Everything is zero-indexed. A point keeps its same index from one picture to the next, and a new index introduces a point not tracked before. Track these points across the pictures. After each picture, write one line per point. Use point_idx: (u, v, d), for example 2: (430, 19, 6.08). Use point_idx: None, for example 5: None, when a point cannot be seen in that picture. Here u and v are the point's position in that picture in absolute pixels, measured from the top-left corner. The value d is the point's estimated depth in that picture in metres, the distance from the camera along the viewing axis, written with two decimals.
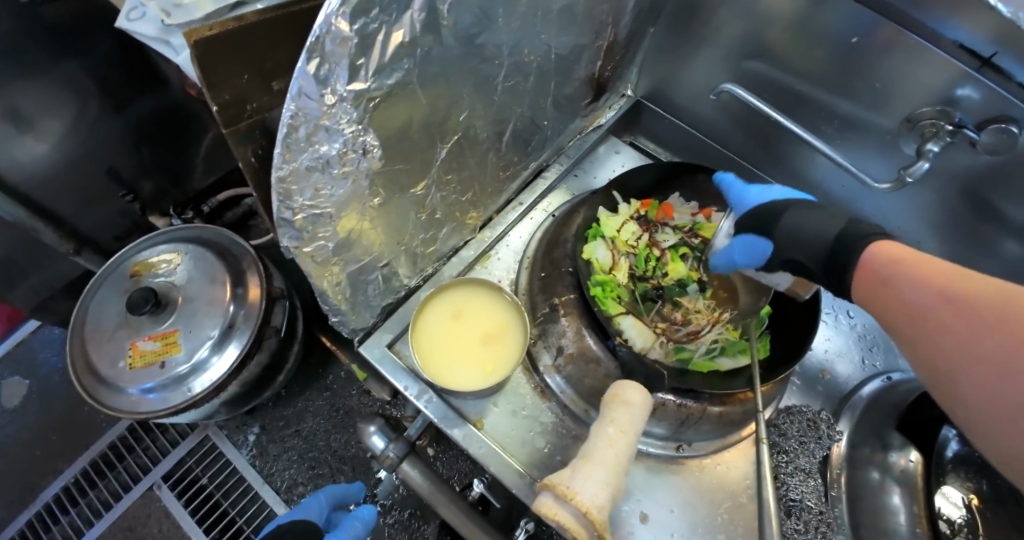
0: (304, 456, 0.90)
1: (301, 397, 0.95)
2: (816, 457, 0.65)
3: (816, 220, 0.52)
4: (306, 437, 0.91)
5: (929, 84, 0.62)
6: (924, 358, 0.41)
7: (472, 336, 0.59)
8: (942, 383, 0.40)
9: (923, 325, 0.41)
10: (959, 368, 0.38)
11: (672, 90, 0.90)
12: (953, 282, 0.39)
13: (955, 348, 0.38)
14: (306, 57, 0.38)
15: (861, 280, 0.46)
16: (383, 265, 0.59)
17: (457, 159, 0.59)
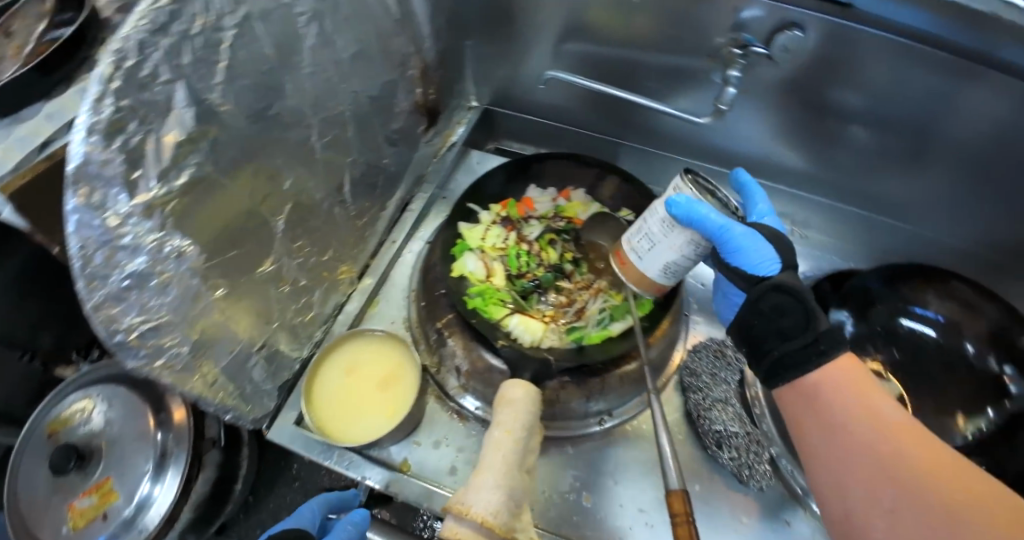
0: None
1: (269, 497, 0.93)
2: (732, 384, 0.68)
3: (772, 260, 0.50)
4: None
5: (721, 16, 0.70)
6: (810, 420, 0.42)
7: (368, 386, 0.60)
8: (819, 448, 0.42)
9: (819, 396, 0.42)
10: (860, 459, 0.39)
11: (516, 91, 0.91)
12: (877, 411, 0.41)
13: (857, 430, 0.40)
14: (71, 190, 0.39)
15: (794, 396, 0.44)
16: (262, 347, 0.59)
17: (300, 224, 0.60)
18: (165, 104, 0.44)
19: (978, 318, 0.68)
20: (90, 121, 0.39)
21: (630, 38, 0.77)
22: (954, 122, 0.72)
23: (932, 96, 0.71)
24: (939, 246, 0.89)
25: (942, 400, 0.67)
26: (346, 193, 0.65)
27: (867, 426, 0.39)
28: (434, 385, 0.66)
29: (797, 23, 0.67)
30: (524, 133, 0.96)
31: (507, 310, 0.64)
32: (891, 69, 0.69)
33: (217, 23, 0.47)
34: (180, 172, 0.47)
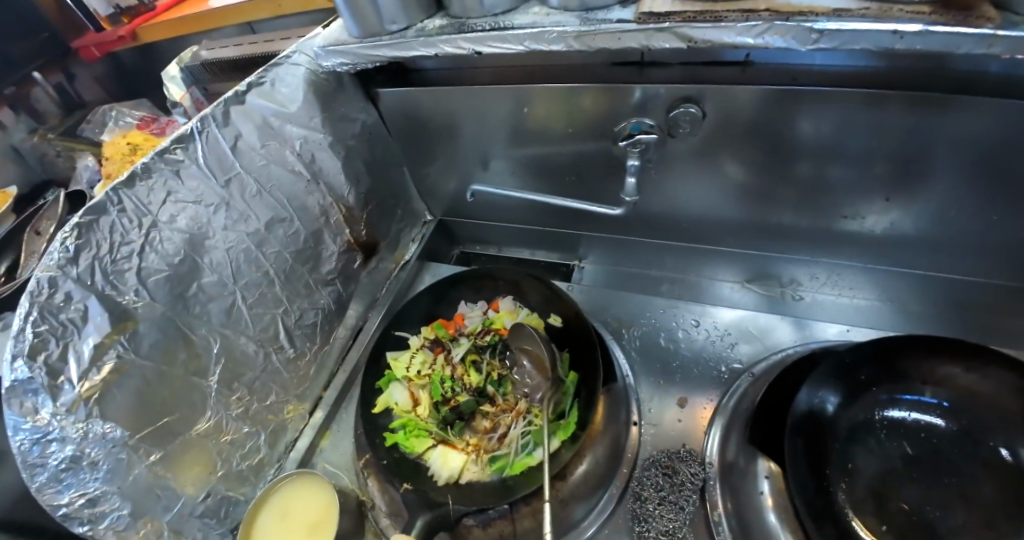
0: None
1: None
2: (688, 507, 0.59)
3: None
4: None
5: (613, 107, 0.67)
6: None
7: (298, 531, 0.62)
8: None
9: None
10: None
11: (459, 203, 0.94)
12: None
13: None
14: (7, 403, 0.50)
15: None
16: (206, 497, 0.64)
17: (235, 378, 0.67)
18: (81, 316, 0.53)
19: (993, 396, 0.55)
20: (15, 351, 0.50)
21: (537, 138, 0.76)
22: (944, 143, 0.59)
23: (900, 129, 0.59)
24: (970, 287, 0.73)
25: (976, 513, 0.51)
26: (282, 340, 0.71)
27: None
28: (372, 521, 0.65)
29: (689, 98, 0.63)
30: (482, 238, 0.99)
31: (430, 441, 0.63)
32: (823, 113, 0.61)
33: (125, 238, 0.56)
34: (102, 366, 0.55)
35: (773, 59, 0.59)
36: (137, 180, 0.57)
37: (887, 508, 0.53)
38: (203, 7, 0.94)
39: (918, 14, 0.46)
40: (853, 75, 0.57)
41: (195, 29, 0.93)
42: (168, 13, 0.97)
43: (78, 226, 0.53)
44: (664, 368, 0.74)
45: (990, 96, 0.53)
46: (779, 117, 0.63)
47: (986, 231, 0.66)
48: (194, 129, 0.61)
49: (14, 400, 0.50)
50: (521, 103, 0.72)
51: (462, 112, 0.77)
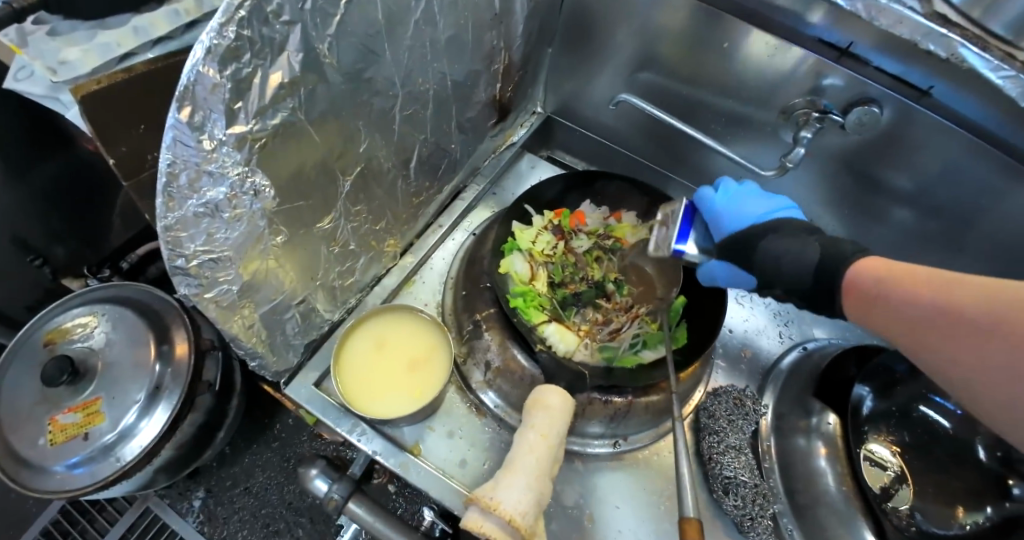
0: (257, 514, 0.91)
1: (247, 453, 0.96)
2: (746, 433, 0.69)
3: (796, 246, 0.51)
4: (257, 493, 0.93)
5: (802, 79, 0.71)
6: (924, 363, 0.41)
7: (398, 364, 0.60)
8: (928, 364, 0.41)
9: (921, 341, 0.40)
10: (950, 369, 0.39)
11: (579, 105, 0.94)
12: (956, 304, 0.37)
13: (953, 359, 0.38)
14: (177, 105, 0.39)
15: (849, 294, 0.46)
16: (300, 302, 0.59)
17: (364, 190, 0.61)
18: (279, 43, 0.44)
19: None
20: (212, 44, 0.39)
21: (703, 75, 0.78)
22: (998, 212, 0.72)
23: (984, 189, 0.71)
24: None
25: (943, 492, 0.67)
26: (411, 169, 0.66)
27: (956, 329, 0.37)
28: (457, 376, 0.65)
29: (875, 100, 0.68)
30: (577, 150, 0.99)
31: (545, 317, 0.63)
32: (950, 157, 0.70)
33: None
34: (275, 114, 0.46)
35: (948, 101, 0.66)
36: None
37: (885, 477, 0.68)
38: None
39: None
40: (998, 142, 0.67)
41: None
42: None
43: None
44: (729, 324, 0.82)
45: None
46: (912, 147, 0.71)
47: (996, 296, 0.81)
48: None
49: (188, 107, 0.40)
50: (721, 38, 0.72)
51: (658, 17, 0.75)
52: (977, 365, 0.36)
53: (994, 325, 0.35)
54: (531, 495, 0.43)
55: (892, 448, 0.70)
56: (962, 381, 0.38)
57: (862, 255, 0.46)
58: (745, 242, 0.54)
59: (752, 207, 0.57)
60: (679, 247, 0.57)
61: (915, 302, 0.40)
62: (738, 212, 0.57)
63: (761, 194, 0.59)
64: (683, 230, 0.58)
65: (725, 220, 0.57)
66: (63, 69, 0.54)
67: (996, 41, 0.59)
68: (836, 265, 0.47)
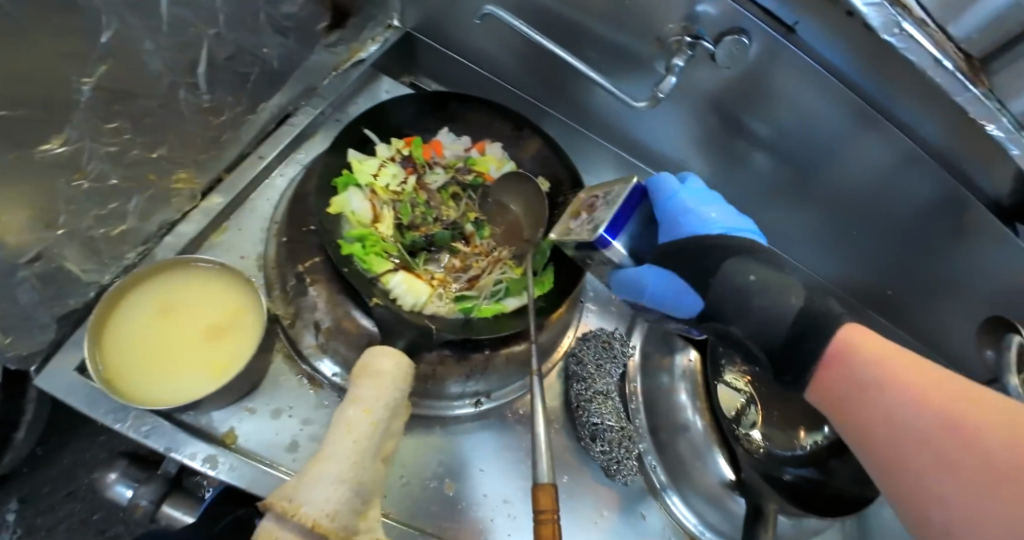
0: (88, 521, 0.68)
1: (68, 448, 0.69)
2: (614, 377, 0.66)
3: (774, 286, 0.43)
4: (86, 496, 0.68)
5: (675, 1, 0.65)
6: (895, 484, 0.37)
7: (191, 333, 0.47)
8: (898, 482, 0.37)
9: (903, 462, 0.36)
10: (922, 485, 0.35)
11: (445, 24, 0.78)
12: (962, 416, 0.33)
13: (922, 466, 0.35)
14: None
15: (830, 368, 0.40)
16: (33, 261, 0.43)
17: (118, 104, 0.44)
18: None
19: None
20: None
21: None
22: (848, 161, 0.76)
23: (835, 134, 0.73)
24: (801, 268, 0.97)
25: (788, 413, 0.71)
26: (199, 78, 0.49)
27: (939, 438, 0.34)
28: (285, 342, 0.54)
29: (745, 30, 0.64)
30: (444, 75, 0.86)
31: (390, 265, 0.54)
32: (809, 95, 0.70)
33: None
34: None
35: (811, 40, 0.64)
36: None
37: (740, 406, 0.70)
38: None
39: (956, 58, 0.55)
40: (848, 83, 0.67)
41: None
42: None
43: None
44: None
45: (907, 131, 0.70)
46: (779, 85, 0.70)
47: (841, 236, 0.88)
48: None
49: None
50: None
51: None
52: (948, 483, 0.33)
53: (997, 456, 0.31)
54: (341, 487, 0.35)
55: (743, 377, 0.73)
56: (925, 496, 0.34)
57: (857, 321, 0.40)
58: (703, 255, 0.47)
59: (714, 220, 0.51)
60: (607, 236, 0.47)
61: (910, 409, 0.36)
62: (697, 222, 0.50)
63: (722, 206, 0.54)
64: (615, 221, 0.48)
65: (684, 229, 0.50)
66: None
67: None
68: (819, 327, 0.40)
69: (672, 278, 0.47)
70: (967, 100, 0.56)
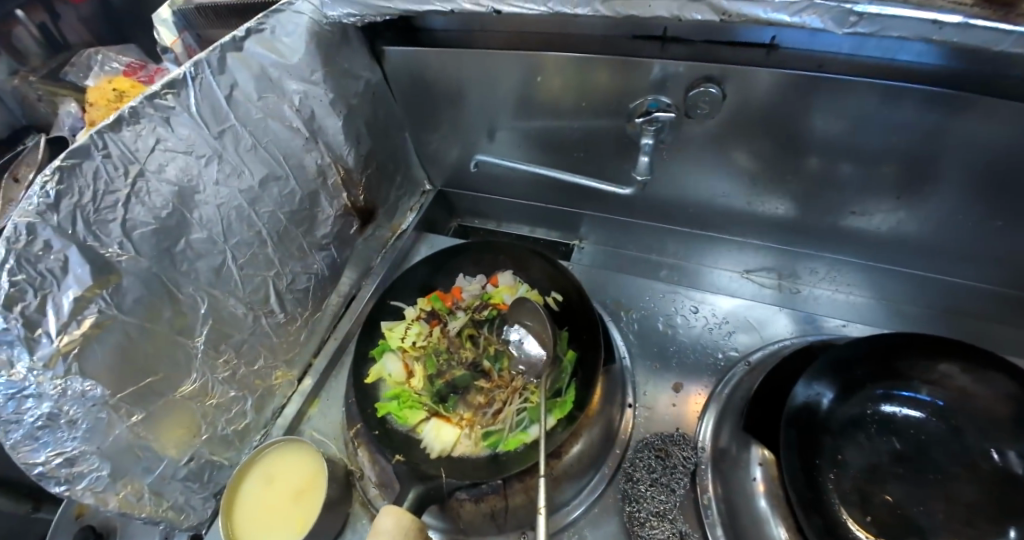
0: None
1: None
2: (678, 490, 0.61)
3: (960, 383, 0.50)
4: None
5: (635, 82, 0.66)
6: None
7: (282, 499, 0.61)
8: None
9: None
10: None
11: (464, 174, 0.92)
12: None
13: None
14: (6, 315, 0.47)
15: None
16: (189, 461, 0.63)
17: (223, 342, 0.65)
18: (61, 266, 0.50)
19: (990, 395, 0.55)
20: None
21: (559, 108, 0.75)
22: (938, 153, 0.61)
23: (894, 128, 0.60)
24: (962, 291, 0.74)
25: (954, 506, 0.52)
26: (272, 305, 0.69)
27: None
28: (360, 492, 0.65)
29: (711, 78, 0.62)
30: (481, 209, 0.97)
31: (423, 415, 0.62)
32: (836, 103, 0.60)
33: (109, 186, 0.53)
34: (82, 321, 0.52)
35: (800, 43, 0.58)
36: (123, 125, 0.53)
37: (884, 512, 0.52)
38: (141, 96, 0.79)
39: (962, 5, 0.45)
40: (880, 66, 0.56)
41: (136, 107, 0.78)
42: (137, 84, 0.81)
43: (60, 169, 0.50)
44: (661, 352, 0.74)
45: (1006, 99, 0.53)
46: (789, 104, 0.62)
47: (987, 240, 0.67)
48: (187, 74, 0.57)
49: None
50: (536, 72, 0.71)
51: (480, 67, 0.73)
52: None
53: None
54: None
55: (870, 464, 0.56)
56: None
57: None
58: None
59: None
60: None
61: None
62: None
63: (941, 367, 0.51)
64: None
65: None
66: None
67: None
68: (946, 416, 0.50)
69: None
70: (1017, 43, 0.44)
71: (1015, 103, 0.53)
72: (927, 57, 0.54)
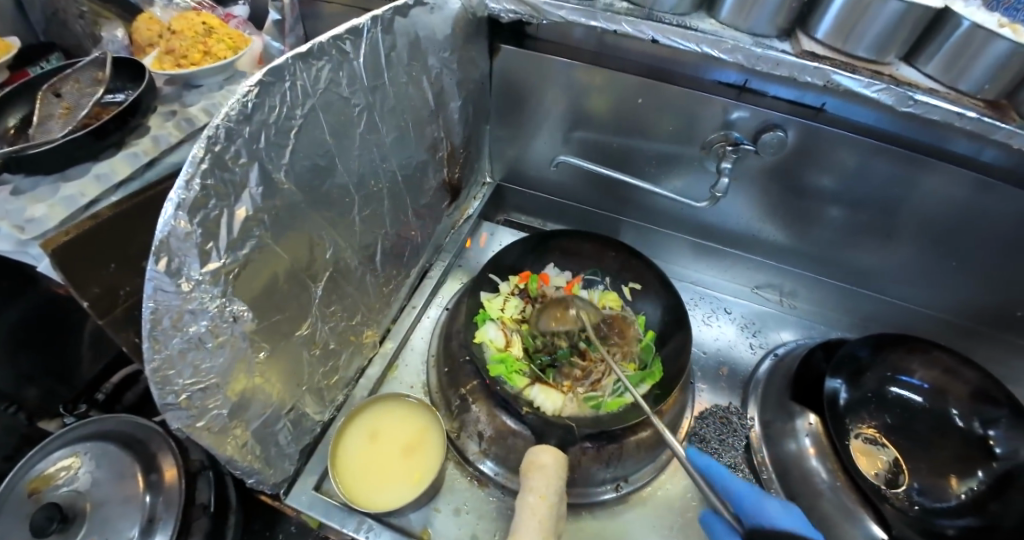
0: None
1: None
2: (738, 449, 0.73)
3: None
4: None
5: (713, 117, 0.80)
6: None
7: (392, 452, 0.62)
8: None
9: None
10: None
11: (523, 172, 1.01)
12: None
13: None
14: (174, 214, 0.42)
15: None
16: (290, 410, 0.61)
17: (335, 291, 0.64)
18: (240, 182, 0.49)
19: (962, 383, 0.74)
20: (179, 199, 0.43)
21: (614, 123, 0.87)
22: (922, 203, 0.82)
23: (899, 183, 0.80)
24: (911, 314, 0.97)
25: (933, 464, 0.71)
26: (376, 262, 0.70)
27: None
28: (453, 451, 0.67)
29: (779, 125, 0.78)
30: (530, 207, 1.05)
31: (528, 380, 0.67)
32: (863, 159, 0.79)
33: (289, 114, 0.53)
34: (246, 244, 0.50)
35: (841, 112, 0.77)
36: (311, 58, 0.54)
37: (883, 463, 0.71)
38: (233, 37, 0.81)
39: (977, 107, 0.64)
40: (894, 138, 0.77)
41: (226, 49, 0.79)
42: (218, 22, 0.80)
43: (261, 84, 0.48)
44: (705, 344, 0.87)
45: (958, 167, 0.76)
46: (824, 154, 0.81)
47: (936, 271, 0.90)
48: (367, 25, 0.58)
49: (165, 258, 0.43)
50: (631, 93, 0.82)
51: (581, 79, 0.83)
52: None
53: None
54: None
55: (873, 431, 0.74)
56: None
57: None
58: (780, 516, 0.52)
59: (778, 510, 0.58)
60: None
61: None
62: (763, 509, 0.58)
63: None
64: None
65: (757, 513, 0.58)
66: (31, 225, 0.61)
67: (863, 62, 0.64)
68: None
69: (736, 481, 0.62)
70: (1004, 136, 0.63)
71: (969, 173, 0.75)
72: (919, 133, 0.76)
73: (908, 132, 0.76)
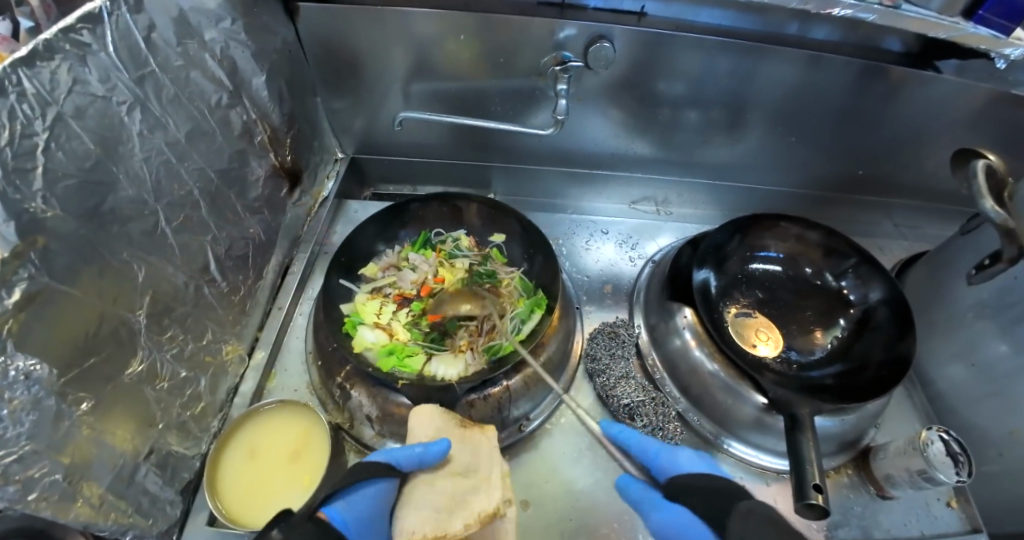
0: None
1: None
2: (630, 358, 0.76)
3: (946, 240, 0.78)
4: None
5: (542, 37, 0.77)
6: None
7: (276, 462, 0.59)
8: None
9: None
10: None
11: (373, 141, 0.95)
12: None
13: None
14: None
15: None
16: (150, 454, 0.56)
17: (167, 315, 0.59)
18: None
19: (810, 245, 0.81)
20: None
21: (448, 70, 0.83)
22: (762, 89, 0.85)
23: (738, 74, 0.83)
24: (775, 196, 1.03)
25: (802, 323, 0.77)
26: (213, 272, 0.65)
27: None
28: (351, 442, 0.65)
29: (603, 35, 0.77)
30: (393, 174, 1.00)
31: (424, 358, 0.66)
32: (703, 59, 0.81)
33: (26, 129, 0.44)
34: (12, 290, 0.42)
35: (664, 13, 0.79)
36: (37, 60, 0.45)
37: (758, 333, 0.76)
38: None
39: None
40: (729, 31, 0.80)
41: None
42: None
43: None
44: (587, 269, 0.89)
45: (792, 47, 0.80)
46: (659, 60, 0.81)
47: (787, 150, 0.95)
48: (104, 8, 0.50)
49: None
50: (453, 31, 0.78)
51: (398, 27, 0.77)
52: None
53: None
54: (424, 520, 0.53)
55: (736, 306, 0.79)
56: None
57: None
58: (713, 494, 0.55)
59: (688, 458, 0.60)
60: None
61: None
62: (677, 463, 0.60)
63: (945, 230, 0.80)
64: None
65: (673, 470, 0.59)
66: None
67: None
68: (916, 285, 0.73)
69: (648, 440, 0.62)
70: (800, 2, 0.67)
71: (798, 50, 0.79)
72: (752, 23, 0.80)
73: (737, 23, 0.80)
